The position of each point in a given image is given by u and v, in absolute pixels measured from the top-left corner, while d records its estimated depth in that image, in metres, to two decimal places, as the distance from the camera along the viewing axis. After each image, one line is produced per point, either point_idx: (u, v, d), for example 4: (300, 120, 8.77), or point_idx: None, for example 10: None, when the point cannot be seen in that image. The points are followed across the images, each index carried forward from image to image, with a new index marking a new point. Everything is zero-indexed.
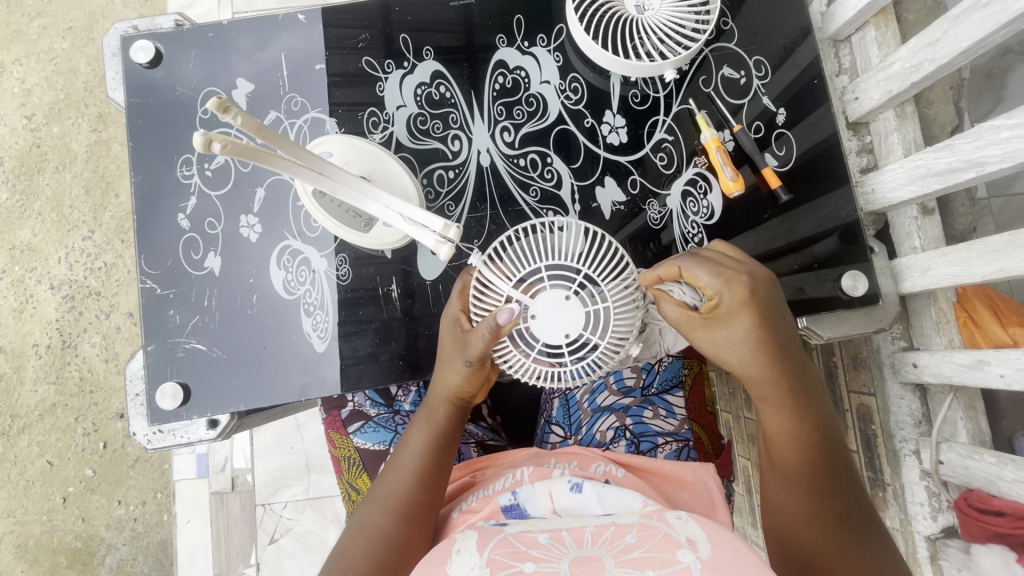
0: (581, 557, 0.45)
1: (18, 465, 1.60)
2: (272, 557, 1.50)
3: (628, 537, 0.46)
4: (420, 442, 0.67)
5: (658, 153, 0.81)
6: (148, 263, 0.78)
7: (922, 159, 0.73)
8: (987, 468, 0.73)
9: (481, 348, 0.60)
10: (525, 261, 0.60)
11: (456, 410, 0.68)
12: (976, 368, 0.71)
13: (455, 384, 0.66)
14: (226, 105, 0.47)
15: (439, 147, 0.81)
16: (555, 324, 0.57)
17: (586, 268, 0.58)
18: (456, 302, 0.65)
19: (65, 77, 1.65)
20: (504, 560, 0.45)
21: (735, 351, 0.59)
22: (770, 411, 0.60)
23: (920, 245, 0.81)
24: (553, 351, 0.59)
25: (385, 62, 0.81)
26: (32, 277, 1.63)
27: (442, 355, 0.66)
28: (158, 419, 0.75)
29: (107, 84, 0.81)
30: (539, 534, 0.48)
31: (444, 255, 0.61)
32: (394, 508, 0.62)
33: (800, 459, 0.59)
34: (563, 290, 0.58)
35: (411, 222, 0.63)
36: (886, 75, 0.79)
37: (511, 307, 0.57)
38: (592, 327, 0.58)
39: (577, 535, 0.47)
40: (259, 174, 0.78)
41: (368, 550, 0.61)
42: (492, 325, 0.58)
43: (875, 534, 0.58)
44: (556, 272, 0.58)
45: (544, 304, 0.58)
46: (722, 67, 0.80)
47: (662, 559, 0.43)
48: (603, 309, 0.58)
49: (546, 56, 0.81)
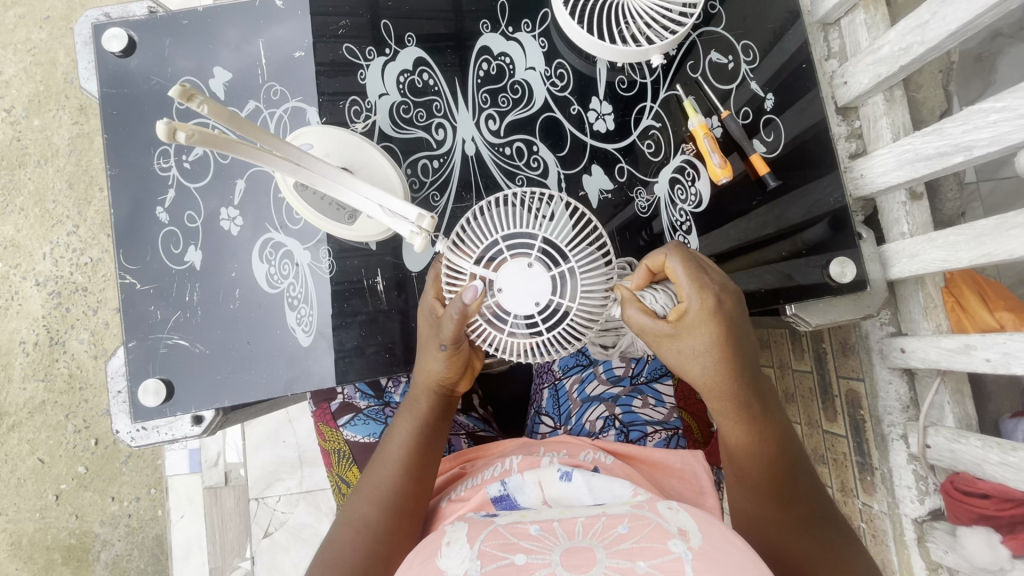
0: (572, 548, 0.44)
1: (8, 463, 1.59)
2: (267, 550, 1.50)
3: (619, 528, 0.45)
4: (405, 433, 0.66)
5: (645, 140, 0.80)
6: (127, 258, 0.76)
7: (910, 144, 0.73)
8: (972, 451, 0.73)
9: (453, 330, 0.59)
10: (484, 236, 0.59)
11: (438, 398, 0.67)
12: (963, 353, 0.71)
13: (437, 371, 0.64)
14: (190, 93, 0.45)
15: (423, 136, 0.79)
16: (522, 294, 0.57)
17: (544, 232, 0.57)
18: (431, 290, 0.64)
19: (45, 69, 1.61)
20: (495, 552, 0.44)
21: (702, 360, 0.58)
22: (733, 425, 0.60)
23: (908, 230, 0.81)
24: (529, 322, 0.58)
25: (367, 50, 0.79)
26: (17, 274, 1.60)
27: (422, 344, 0.65)
28: (141, 416, 0.73)
29: (79, 74, 0.79)
30: (530, 526, 0.47)
31: (420, 246, 0.60)
32: (379, 499, 0.62)
33: (762, 468, 0.60)
34: (525, 258, 0.57)
35: (385, 209, 0.61)
36: (874, 58, 0.78)
37: (475, 285, 0.57)
38: (561, 291, 0.57)
39: (568, 527, 0.46)
40: (238, 166, 0.76)
41: (357, 542, 0.60)
42: (460, 306, 0.57)
43: (835, 536, 0.59)
44: (513, 242, 0.57)
45: (508, 275, 0.57)
46: (710, 52, 0.79)
47: (654, 548, 0.42)
48: (567, 271, 0.57)
49: (531, 42, 0.80)
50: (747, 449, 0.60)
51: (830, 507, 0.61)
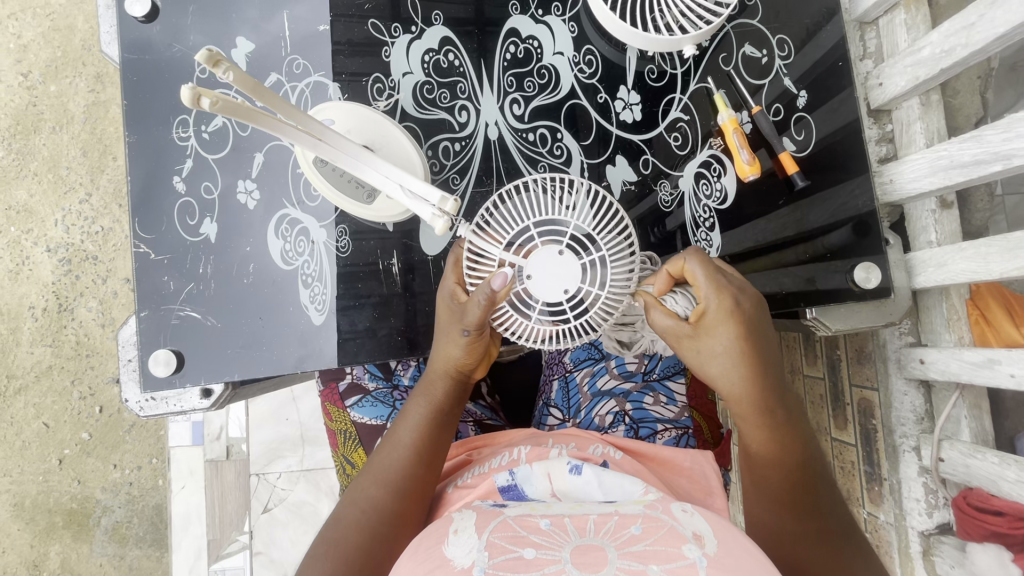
0: (583, 546, 0.43)
1: (13, 426, 1.60)
2: (264, 526, 1.51)
3: (632, 528, 0.44)
4: (419, 417, 0.65)
5: (672, 133, 0.78)
6: (142, 227, 0.74)
7: (945, 150, 0.71)
8: (988, 468, 0.72)
9: (477, 316, 0.58)
10: (514, 223, 0.58)
11: (455, 383, 0.66)
12: (986, 367, 0.70)
13: (455, 356, 0.63)
14: (217, 59, 0.45)
15: (446, 117, 0.77)
16: (551, 281, 0.56)
17: (577, 220, 0.57)
18: (450, 275, 0.63)
19: (63, 34, 1.60)
20: (504, 545, 0.43)
21: (723, 361, 0.58)
22: (753, 433, 0.59)
23: (936, 239, 0.79)
24: (556, 310, 0.57)
25: (392, 26, 0.77)
26: (28, 239, 1.60)
27: (440, 328, 0.64)
28: (150, 386, 0.72)
29: (101, 38, 0.77)
30: (540, 520, 0.46)
31: (439, 230, 0.59)
32: (387, 481, 0.61)
33: (780, 476, 0.59)
34: (555, 246, 0.56)
35: (410, 193, 0.60)
36: (914, 60, 0.75)
37: (505, 271, 0.55)
38: (590, 279, 0.57)
39: (579, 524, 0.45)
40: (258, 138, 0.75)
41: (363, 522, 0.60)
42: (488, 291, 0.56)
43: (854, 551, 0.57)
44: (545, 229, 0.57)
45: (539, 262, 0.56)
46: (744, 45, 0.77)
47: (666, 553, 0.42)
48: (599, 260, 0.57)
49: (560, 26, 0.78)
50: (764, 455, 0.59)
51: (852, 522, 0.59)
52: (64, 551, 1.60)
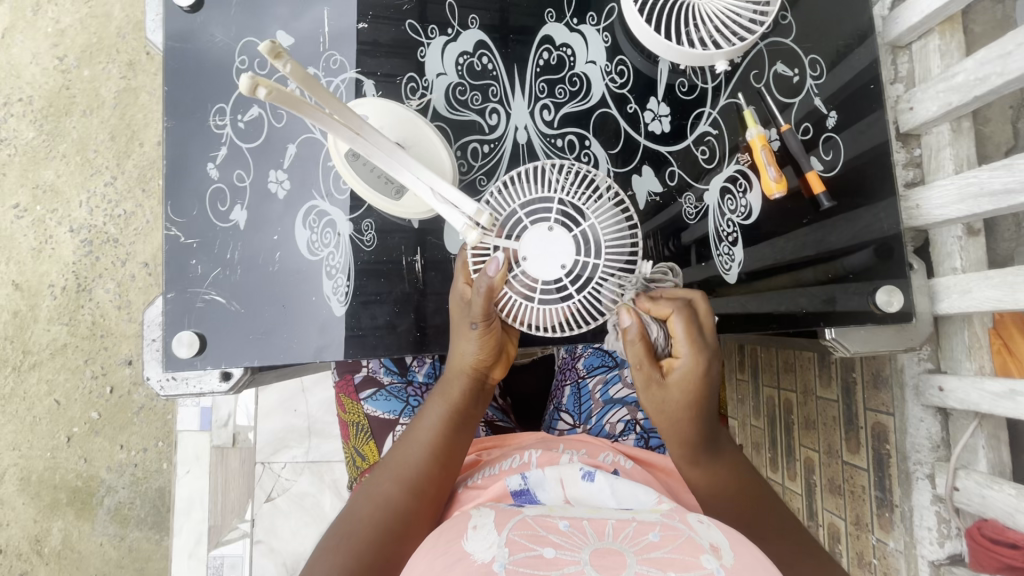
0: (602, 549, 0.43)
1: (26, 401, 1.62)
2: (267, 514, 1.52)
3: (650, 536, 0.45)
4: (437, 416, 0.66)
5: (700, 146, 0.78)
6: (174, 210, 0.75)
7: (975, 177, 0.71)
8: (1005, 500, 0.72)
9: (485, 308, 0.59)
10: (504, 209, 0.61)
11: (472, 383, 0.66)
12: (1007, 398, 0.69)
13: (471, 356, 0.64)
14: (277, 50, 0.47)
15: (477, 119, 0.78)
16: (547, 258, 0.57)
17: (559, 194, 0.59)
18: (461, 276, 0.64)
19: (100, 22, 1.64)
20: (523, 542, 0.44)
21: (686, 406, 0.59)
22: (695, 469, 0.63)
23: (960, 266, 0.78)
24: (559, 288, 0.58)
25: (429, 27, 0.79)
26: (53, 219, 1.63)
27: (455, 328, 0.65)
28: (172, 366, 0.73)
29: (146, 25, 0.79)
30: (558, 522, 0.47)
31: (471, 240, 0.57)
32: (403, 478, 0.62)
33: (726, 500, 0.63)
34: (544, 223, 0.58)
35: (440, 196, 0.60)
36: (946, 86, 0.76)
37: (496, 258, 0.57)
38: (586, 249, 0.58)
39: (598, 528, 0.46)
40: (292, 130, 0.76)
41: (378, 518, 0.60)
42: (486, 281, 0.57)
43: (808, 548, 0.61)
44: (531, 209, 0.59)
45: (531, 243, 0.57)
46: (776, 63, 0.78)
47: (685, 561, 0.42)
48: (588, 228, 0.58)
49: (594, 35, 0.79)
50: (706, 485, 0.63)
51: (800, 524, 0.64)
52: (66, 528, 1.62)
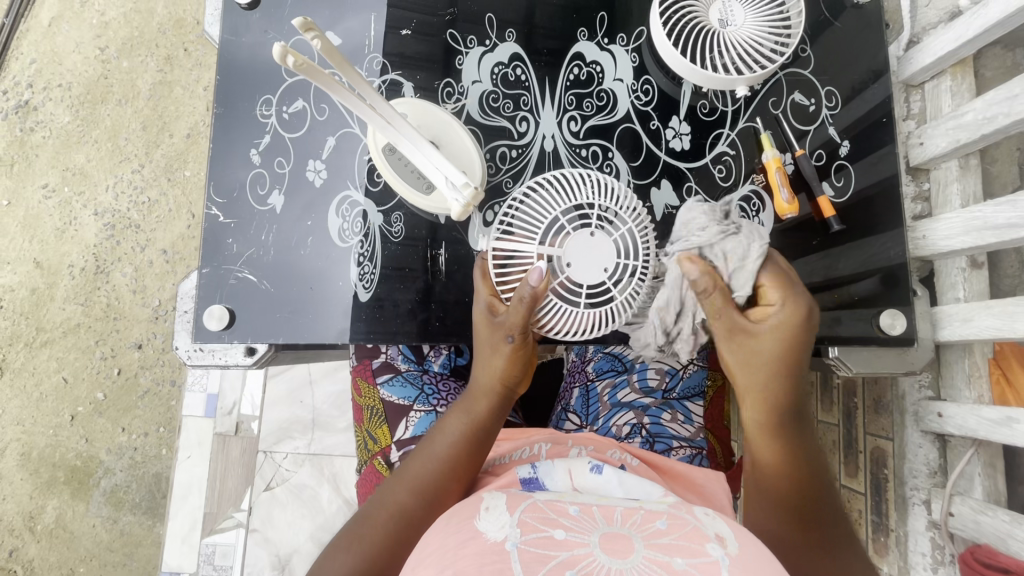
0: (611, 534, 0.46)
1: (35, 377, 1.66)
2: (264, 504, 1.53)
3: (658, 523, 0.47)
4: (458, 430, 0.66)
5: (717, 165, 0.82)
6: (215, 190, 0.79)
7: (979, 212, 0.74)
8: (998, 525, 0.74)
9: (519, 317, 0.62)
10: (542, 216, 0.66)
11: (497, 401, 0.67)
12: (1004, 425, 0.72)
13: (500, 371, 0.66)
14: (310, 26, 0.51)
15: (507, 126, 0.82)
16: (590, 261, 0.63)
17: (596, 201, 0.65)
18: (483, 285, 0.68)
19: (143, 17, 1.72)
20: (534, 524, 0.46)
21: (761, 384, 0.65)
22: (766, 439, 0.65)
23: (964, 297, 0.81)
24: (599, 290, 0.64)
25: (468, 38, 0.83)
26: (79, 201, 1.69)
27: (482, 345, 0.67)
28: (201, 337, 0.77)
29: (205, 18, 0.84)
30: (569, 506, 0.49)
31: (459, 216, 0.69)
32: (418, 488, 0.61)
33: (787, 481, 0.63)
34: (586, 229, 0.64)
35: (450, 183, 0.68)
36: (956, 124, 0.79)
37: (540, 267, 0.60)
38: (623, 253, 0.65)
39: (606, 513, 0.48)
40: (333, 123, 0.81)
41: (390, 525, 0.59)
42: (527, 288, 0.60)
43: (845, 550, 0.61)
44: (572, 215, 0.64)
45: (575, 249, 0.63)
46: (794, 92, 0.82)
47: (689, 548, 0.44)
48: (625, 233, 0.65)
49: (623, 55, 0.84)
50: (778, 464, 0.63)
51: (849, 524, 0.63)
52: (61, 507, 1.64)
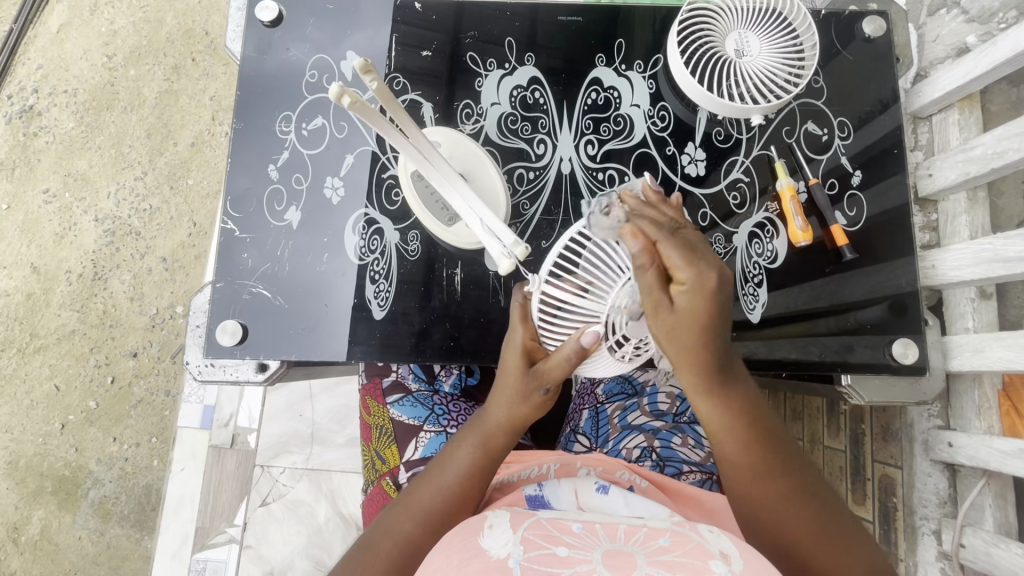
0: (614, 550, 0.44)
1: (26, 384, 1.63)
2: (259, 520, 1.50)
3: (661, 541, 0.45)
4: (468, 461, 0.63)
5: (731, 192, 0.83)
6: (232, 205, 0.79)
7: (991, 245, 0.75)
8: (1011, 559, 0.73)
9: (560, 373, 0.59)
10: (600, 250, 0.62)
11: (512, 437, 0.65)
12: (1017, 457, 0.72)
13: (518, 412, 0.63)
14: (370, 68, 0.51)
15: (525, 148, 0.83)
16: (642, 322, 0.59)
17: None
18: (523, 332, 0.62)
19: (151, 26, 1.73)
20: (537, 541, 0.45)
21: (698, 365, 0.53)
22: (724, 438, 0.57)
23: (973, 327, 0.82)
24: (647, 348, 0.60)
25: (487, 60, 0.85)
26: (80, 207, 1.68)
27: (502, 381, 0.64)
28: (212, 353, 0.76)
29: (227, 34, 0.85)
30: (572, 524, 0.48)
31: (506, 269, 0.65)
32: (426, 517, 0.60)
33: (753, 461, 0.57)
34: None
35: (486, 227, 0.68)
36: (965, 157, 0.81)
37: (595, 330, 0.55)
38: None
39: (610, 531, 0.47)
40: (353, 141, 0.82)
41: (393, 551, 0.58)
42: (578, 346, 0.57)
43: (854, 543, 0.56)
44: None
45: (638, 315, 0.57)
46: (807, 122, 0.84)
47: (693, 564, 0.42)
48: None
49: (640, 81, 0.85)
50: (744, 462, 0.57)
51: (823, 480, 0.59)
52: (46, 518, 1.60)
